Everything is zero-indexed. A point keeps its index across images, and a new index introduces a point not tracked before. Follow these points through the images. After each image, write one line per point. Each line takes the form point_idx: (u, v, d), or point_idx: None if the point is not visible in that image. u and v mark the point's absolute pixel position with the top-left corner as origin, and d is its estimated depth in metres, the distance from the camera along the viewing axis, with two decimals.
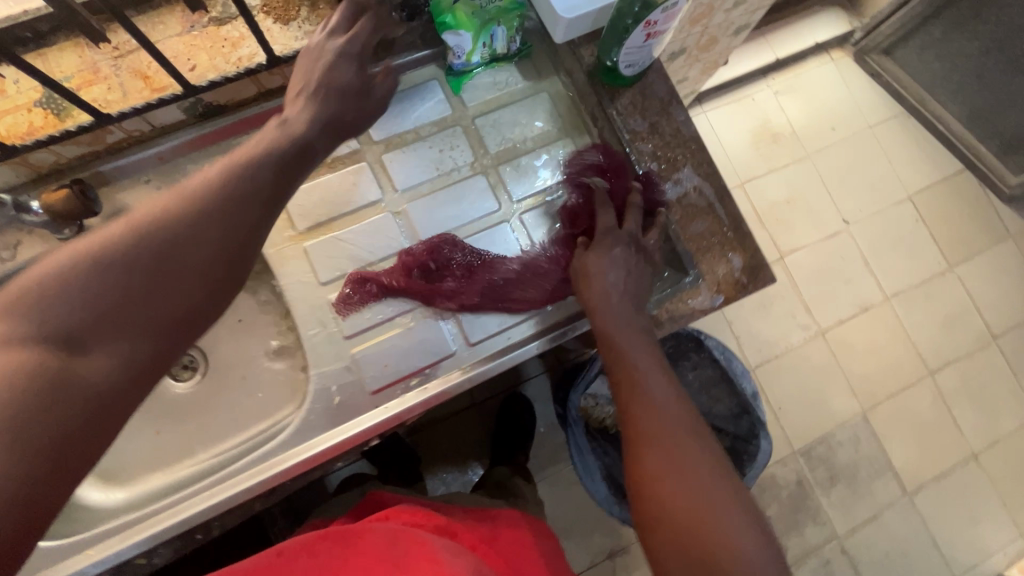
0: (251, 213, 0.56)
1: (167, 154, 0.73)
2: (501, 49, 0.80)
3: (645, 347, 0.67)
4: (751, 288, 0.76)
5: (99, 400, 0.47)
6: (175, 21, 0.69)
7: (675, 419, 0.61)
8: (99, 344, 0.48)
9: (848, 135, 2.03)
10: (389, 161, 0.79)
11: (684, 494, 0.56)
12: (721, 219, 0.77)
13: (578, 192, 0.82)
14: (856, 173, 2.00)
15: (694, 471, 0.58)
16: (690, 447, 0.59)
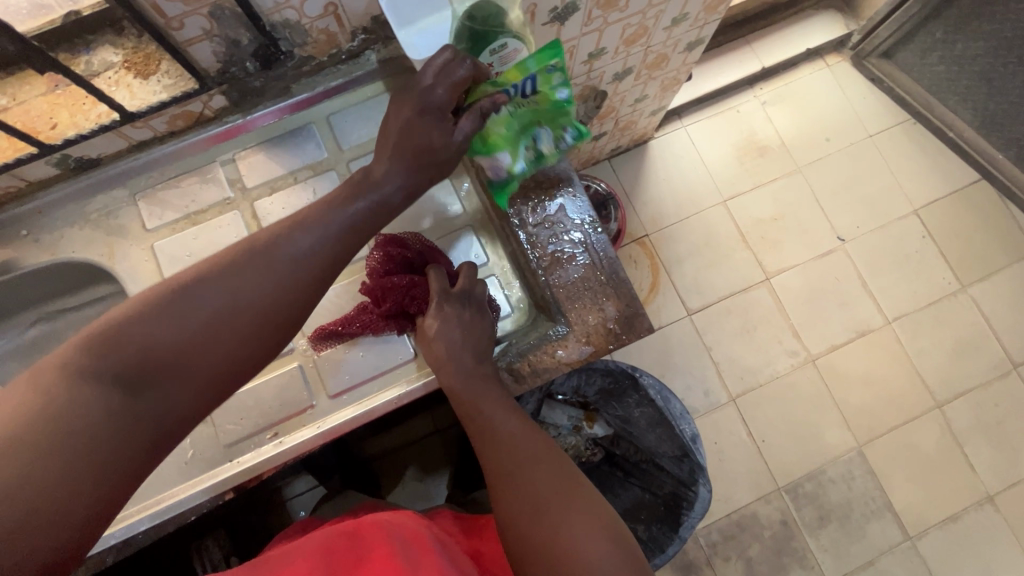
0: (293, 264, 0.53)
1: (46, 208, 0.77)
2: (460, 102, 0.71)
3: (490, 386, 0.65)
4: (626, 340, 0.70)
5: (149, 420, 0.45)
6: (39, 79, 0.68)
7: (534, 459, 0.58)
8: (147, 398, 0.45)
9: (846, 145, 1.89)
10: (261, 208, 0.79)
11: (524, 515, 0.54)
12: (596, 265, 0.72)
13: (454, 236, 0.79)
14: (853, 187, 1.86)
15: (549, 515, 0.53)
16: (539, 472, 0.57)
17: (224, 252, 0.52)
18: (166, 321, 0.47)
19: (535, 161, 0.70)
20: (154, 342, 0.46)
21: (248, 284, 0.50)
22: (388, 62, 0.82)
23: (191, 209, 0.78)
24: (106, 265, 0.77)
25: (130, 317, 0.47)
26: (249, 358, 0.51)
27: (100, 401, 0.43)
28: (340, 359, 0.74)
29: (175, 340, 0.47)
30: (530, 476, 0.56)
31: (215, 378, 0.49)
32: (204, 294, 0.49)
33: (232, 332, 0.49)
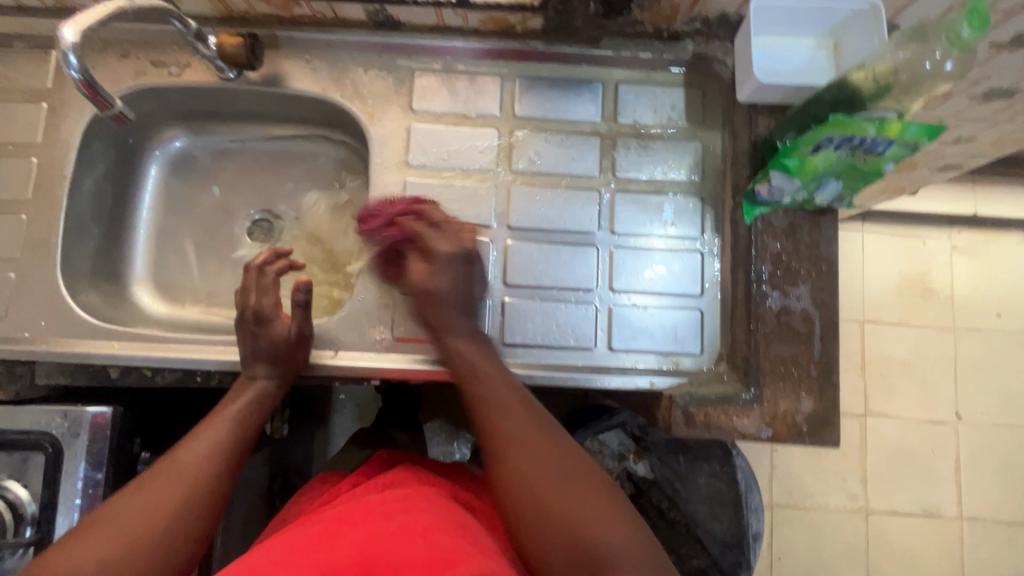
0: (245, 425, 0.65)
1: (336, 45, 0.78)
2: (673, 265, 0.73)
3: (489, 353, 0.66)
4: (807, 441, 0.67)
5: (168, 533, 0.53)
6: None
7: (517, 415, 0.59)
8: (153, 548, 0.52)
9: (1013, 328, 1.68)
10: (518, 139, 0.77)
11: (535, 500, 0.52)
12: (812, 354, 0.69)
13: (680, 255, 0.76)
14: (1000, 372, 1.67)
15: (523, 466, 0.54)
16: (534, 435, 0.57)
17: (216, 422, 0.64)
18: (166, 493, 0.55)
19: (796, 200, 0.69)
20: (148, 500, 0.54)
21: (215, 445, 0.61)
22: (701, 57, 0.77)
23: (462, 110, 0.78)
24: (361, 122, 0.78)
25: (135, 498, 0.54)
26: (218, 474, 0.59)
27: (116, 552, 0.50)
28: (524, 313, 0.74)
29: (154, 534, 0.52)
30: (530, 457, 0.55)
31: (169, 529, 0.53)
32: (178, 480, 0.56)
33: (206, 473, 0.58)
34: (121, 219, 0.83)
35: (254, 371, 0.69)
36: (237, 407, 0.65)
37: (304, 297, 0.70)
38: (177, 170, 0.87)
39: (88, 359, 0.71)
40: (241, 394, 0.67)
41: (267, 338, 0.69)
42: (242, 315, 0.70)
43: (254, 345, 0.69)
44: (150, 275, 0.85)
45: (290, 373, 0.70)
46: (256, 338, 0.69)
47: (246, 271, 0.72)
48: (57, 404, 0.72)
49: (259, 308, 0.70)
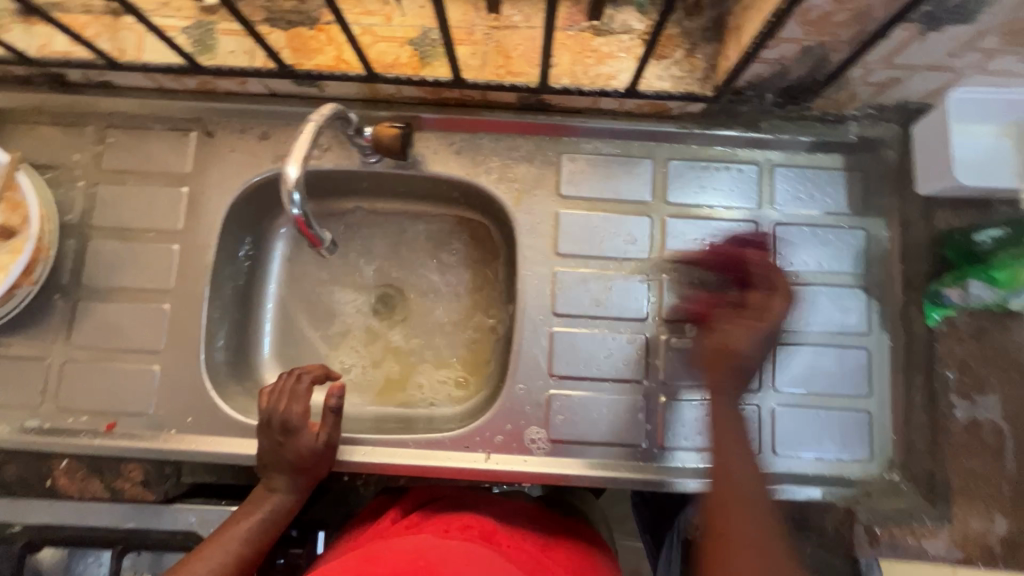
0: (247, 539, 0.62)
1: (481, 127, 0.75)
2: (1012, 306, 0.65)
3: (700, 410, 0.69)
4: (1002, 566, 0.63)
5: None
6: (625, 13, 0.67)
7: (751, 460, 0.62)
8: None
9: None
10: (670, 227, 0.74)
11: (727, 472, 0.60)
12: (1005, 470, 0.64)
13: (843, 352, 0.71)
14: None
15: (755, 498, 0.58)
16: (682, 436, 0.63)
17: (212, 544, 0.60)
18: None
19: (987, 304, 0.65)
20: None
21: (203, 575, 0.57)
22: (866, 141, 0.73)
23: (612, 195, 0.74)
24: (507, 207, 0.74)
25: None
26: None
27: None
28: (680, 415, 0.71)
29: None
30: (752, 509, 0.58)
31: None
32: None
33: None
34: (249, 298, 0.81)
35: (271, 482, 0.66)
36: (245, 526, 0.63)
37: (336, 404, 0.66)
38: (300, 245, 0.84)
39: (232, 459, 0.69)
40: (257, 504, 0.65)
41: (296, 457, 0.66)
42: (264, 420, 0.67)
43: (276, 457, 0.66)
44: (274, 357, 0.81)
45: (309, 483, 0.68)
46: (278, 448, 0.66)
47: (284, 375, 0.69)
48: (202, 502, 0.69)
49: (271, 414, 0.66)
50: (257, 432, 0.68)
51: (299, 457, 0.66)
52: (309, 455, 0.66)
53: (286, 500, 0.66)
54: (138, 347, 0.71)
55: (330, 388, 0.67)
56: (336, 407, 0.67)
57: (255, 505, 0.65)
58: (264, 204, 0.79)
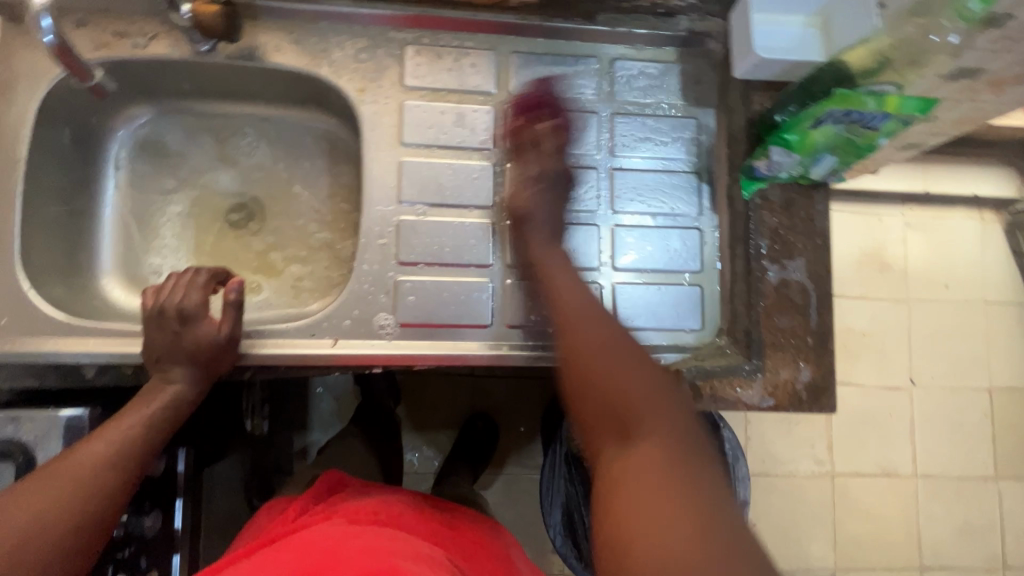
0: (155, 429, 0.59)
1: (318, 16, 0.73)
2: (814, 174, 0.71)
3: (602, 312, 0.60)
4: (807, 409, 0.70)
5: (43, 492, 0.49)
6: None
7: (658, 384, 0.54)
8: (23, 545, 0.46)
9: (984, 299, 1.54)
10: (516, 117, 0.75)
11: (624, 390, 0.53)
12: (809, 324, 0.71)
13: (679, 233, 0.77)
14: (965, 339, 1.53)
15: (648, 449, 0.49)
16: (633, 373, 0.54)
17: (106, 431, 0.56)
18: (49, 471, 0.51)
19: (792, 175, 0.71)
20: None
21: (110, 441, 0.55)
22: (695, 35, 0.77)
23: (457, 86, 0.75)
24: (350, 99, 0.73)
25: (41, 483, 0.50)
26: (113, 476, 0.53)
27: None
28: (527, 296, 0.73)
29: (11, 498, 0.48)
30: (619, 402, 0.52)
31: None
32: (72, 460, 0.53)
33: (84, 487, 0.51)
34: (82, 205, 0.76)
35: (168, 373, 0.62)
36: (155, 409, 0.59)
37: (238, 298, 0.65)
38: (141, 150, 0.80)
39: (55, 360, 0.65)
40: (154, 397, 0.60)
41: (194, 347, 0.62)
42: (156, 310, 0.62)
43: (170, 346, 0.62)
44: (117, 267, 0.77)
45: (211, 377, 0.64)
46: (175, 337, 0.62)
47: (194, 270, 0.66)
48: (25, 409, 0.65)
49: (178, 306, 0.63)
50: (145, 324, 0.63)
51: (198, 345, 0.63)
52: (206, 341, 0.63)
53: (182, 392, 0.62)
54: None
55: (233, 282, 0.65)
56: (241, 301, 0.65)
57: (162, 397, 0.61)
58: (90, 102, 0.74)
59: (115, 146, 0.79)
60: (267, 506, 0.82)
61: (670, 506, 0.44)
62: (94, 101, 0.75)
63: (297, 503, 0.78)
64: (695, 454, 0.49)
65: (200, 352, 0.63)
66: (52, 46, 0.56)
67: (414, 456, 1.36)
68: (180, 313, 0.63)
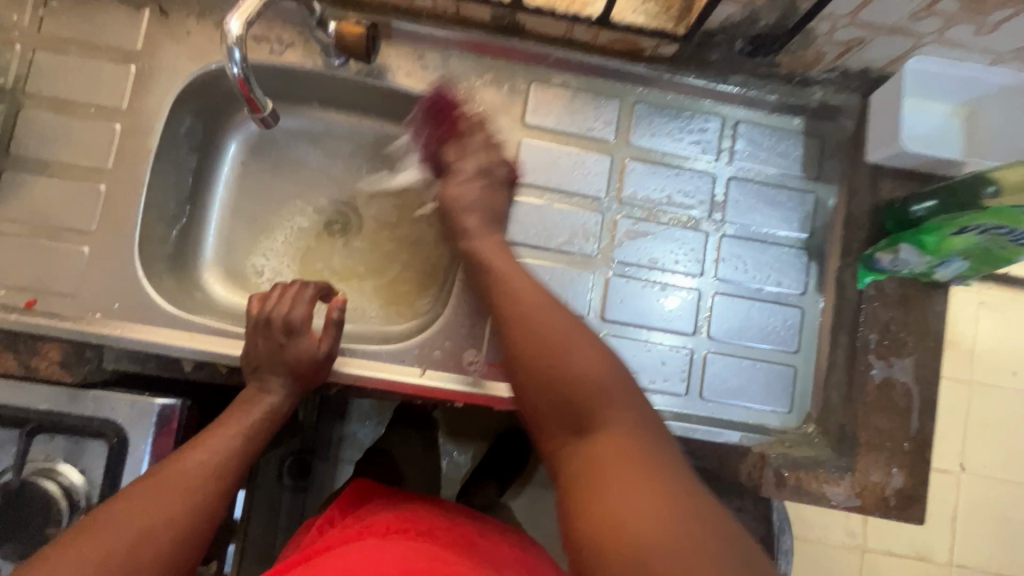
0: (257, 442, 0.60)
1: (451, 44, 0.73)
2: (940, 274, 0.67)
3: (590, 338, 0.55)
4: (893, 516, 0.67)
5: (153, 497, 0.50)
6: None
7: (631, 409, 0.50)
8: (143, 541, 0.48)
9: None
10: (629, 169, 0.74)
11: (574, 397, 0.51)
12: (908, 429, 0.68)
13: (780, 310, 0.74)
14: None
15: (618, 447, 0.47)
16: (592, 396, 0.50)
17: (207, 440, 0.57)
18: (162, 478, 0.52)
19: (914, 272, 0.68)
20: (101, 548, 0.46)
21: (214, 454, 0.56)
22: (827, 109, 0.75)
23: (576, 130, 0.74)
24: (470, 130, 0.73)
25: (154, 490, 0.51)
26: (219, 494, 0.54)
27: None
28: (616, 353, 0.72)
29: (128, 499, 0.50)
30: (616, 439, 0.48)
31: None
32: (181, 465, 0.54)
33: (190, 500, 0.52)
34: (195, 196, 0.78)
35: (267, 383, 0.63)
36: (256, 419, 0.61)
37: (339, 317, 0.65)
38: (254, 147, 0.81)
39: (160, 350, 0.67)
40: (251, 410, 0.61)
41: (292, 359, 0.63)
42: (263, 318, 0.64)
43: (273, 356, 0.63)
44: (216, 259, 0.79)
45: (304, 391, 0.65)
46: (279, 349, 0.63)
47: (299, 283, 0.67)
48: (122, 392, 0.67)
49: (284, 317, 0.63)
50: (250, 331, 0.64)
51: (296, 361, 0.63)
52: (303, 355, 0.63)
53: (278, 404, 0.62)
54: (70, 227, 0.68)
55: (335, 301, 0.65)
56: (340, 323, 0.65)
57: (260, 410, 0.62)
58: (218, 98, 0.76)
59: (232, 140, 0.81)
60: (302, 525, 0.83)
61: (647, 492, 0.43)
62: (222, 97, 0.76)
63: (327, 514, 0.80)
64: (648, 446, 0.47)
65: (298, 363, 0.63)
66: (236, 75, 0.58)
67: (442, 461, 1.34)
68: (281, 323, 0.63)
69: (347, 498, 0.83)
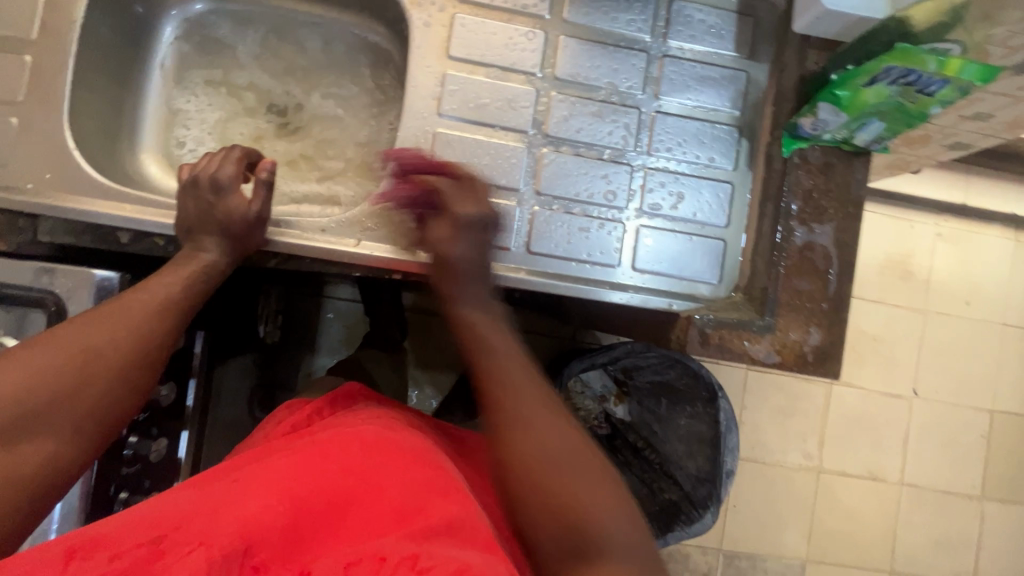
0: (202, 291, 0.62)
1: None
2: (859, 140, 0.70)
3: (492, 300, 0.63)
4: (810, 371, 0.71)
5: (91, 331, 0.52)
6: None
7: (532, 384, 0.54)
8: (85, 365, 0.50)
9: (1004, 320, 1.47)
10: (563, 45, 0.74)
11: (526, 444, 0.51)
12: (826, 290, 0.71)
13: (711, 186, 0.76)
14: (976, 355, 1.46)
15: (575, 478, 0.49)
16: (546, 426, 0.51)
17: (150, 282, 0.59)
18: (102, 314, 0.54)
19: (836, 137, 0.70)
20: (45, 368, 0.48)
21: (158, 293, 0.58)
22: None
23: (509, 5, 0.74)
24: (403, 5, 0.73)
25: (96, 321, 0.53)
26: (166, 325, 0.57)
27: (33, 456, 0.47)
28: (550, 227, 0.74)
29: (69, 332, 0.51)
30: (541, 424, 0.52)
31: (82, 442, 0.50)
32: (120, 305, 0.55)
33: (135, 330, 0.54)
34: (131, 80, 0.78)
35: (200, 243, 0.63)
36: (200, 267, 0.62)
37: (268, 177, 0.66)
38: (193, 35, 0.82)
39: (92, 220, 0.67)
40: (187, 263, 0.62)
41: (221, 215, 0.64)
42: (194, 180, 0.66)
43: (204, 215, 0.64)
44: (156, 146, 0.80)
45: (240, 255, 0.66)
46: (208, 206, 0.64)
47: (228, 148, 0.69)
48: (60, 265, 0.68)
49: (212, 175, 0.65)
50: (181, 193, 0.65)
51: (225, 218, 0.64)
52: (233, 214, 0.64)
53: (211, 262, 0.63)
54: None
55: (263, 163, 0.67)
56: (270, 184, 0.67)
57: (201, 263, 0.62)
58: None
59: (168, 25, 0.80)
60: (285, 404, 0.78)
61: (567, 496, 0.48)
62: None
63: (312, 405, 0.75)
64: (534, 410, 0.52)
65: (225, 219, 0.64)
66: None
67: (414, 393, 1.29)
68: (209, 182, 0.65)
69: (336, 399, 0.76)
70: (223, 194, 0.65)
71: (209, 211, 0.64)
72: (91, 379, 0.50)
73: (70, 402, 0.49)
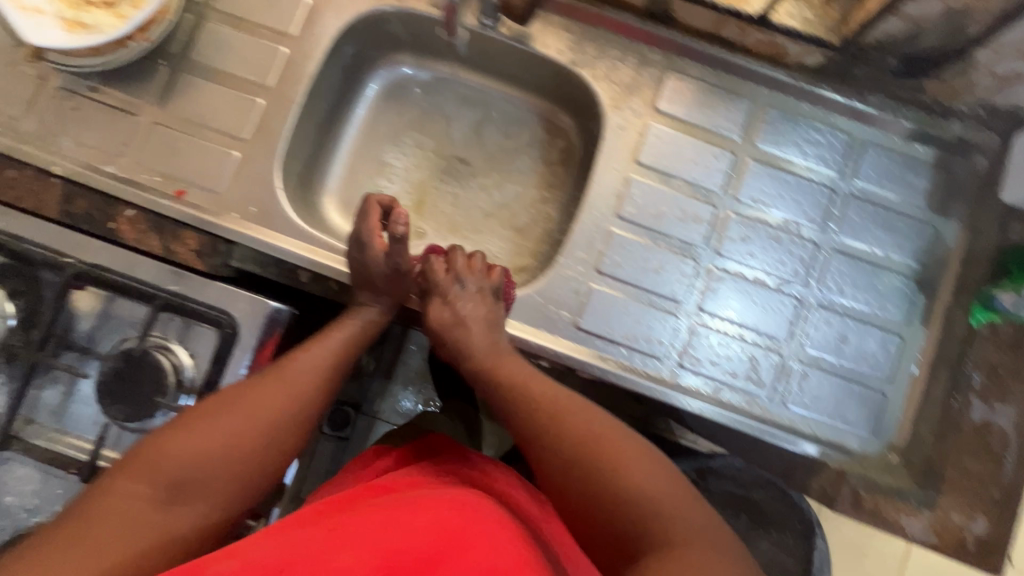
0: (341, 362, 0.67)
1: (601, 22, 0.76)
2: None
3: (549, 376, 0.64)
4: (970, 563, 0.65)
5: (248, 396, 0.58)
6: None
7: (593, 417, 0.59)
8: (238, 432, 0.56)
9: None
10: (749, 170, 0.75)
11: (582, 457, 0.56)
12: (1003, 478, 0.66)
13: (880, 336, 0.73)
14: None
15: (637, 485, 0.53)
16: (599, 449, 0.56)
17: (306, 346, 0.65)
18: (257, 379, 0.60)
19: None
20: (207, 437, 0.55)
21: (306, 364, 0.63)
22: (966, 144, 0.74)
23: (704, 124, 0.75)
24: (601, 105, 0.76)
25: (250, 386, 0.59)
26: (312, 396, 0.62)
27: (192, 519, 0.52)
28: (706, 347, 0.73)
29: (230, 395, 0.58)
30: (600, 439, 0.57)
31: (228, 506, 0.55)
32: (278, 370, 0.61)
33: (284, 400, 0.60)
34: (330, 127, 0.84)
35: (364, 297, 0.71)
36: (340, 333, 0.68)
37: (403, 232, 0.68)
38: (389, 94, 0.87)
39: (285, 257, 0.72)
40: (337, 330, 0.68)
41: (378, 276, 0.70)
42: (357, 237, 0.70)
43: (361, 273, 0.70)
44: (336, 189, 0.85)
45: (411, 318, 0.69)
46: (358, 263, 0.70)
47: (368, 199, 0.71)
48: (241, 289, 0.72)
49: (358, 233, 0.69)
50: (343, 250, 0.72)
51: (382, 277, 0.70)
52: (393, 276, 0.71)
53: None
54: (223, 130, 0.75)
55: (397, 214, 0.68)
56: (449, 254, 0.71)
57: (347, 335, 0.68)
58: (373, 41, 0.82)
59: (373, 81, 0.86)
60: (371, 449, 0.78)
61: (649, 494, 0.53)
62: (376, 40, 0.82)
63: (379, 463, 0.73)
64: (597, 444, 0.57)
65: (382, 278, 0.70)
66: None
67: None
68: (360, 243, 0.69)
69: (414, 451, 0.75)
70: (369, 253, 0.69)
71: (363, 269, 0.70)
72: (244, 445, 0.56)
73: (224, 469, 0.55)
